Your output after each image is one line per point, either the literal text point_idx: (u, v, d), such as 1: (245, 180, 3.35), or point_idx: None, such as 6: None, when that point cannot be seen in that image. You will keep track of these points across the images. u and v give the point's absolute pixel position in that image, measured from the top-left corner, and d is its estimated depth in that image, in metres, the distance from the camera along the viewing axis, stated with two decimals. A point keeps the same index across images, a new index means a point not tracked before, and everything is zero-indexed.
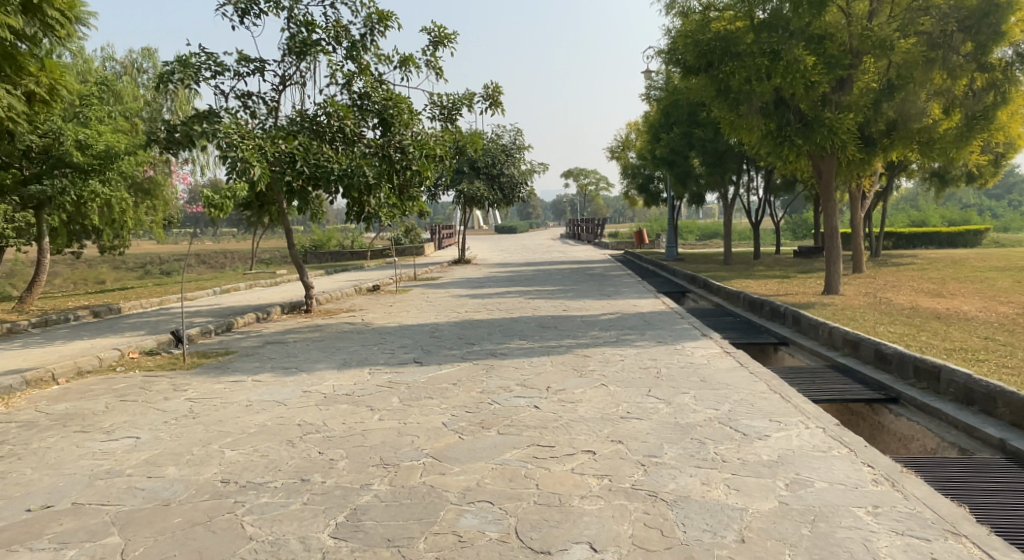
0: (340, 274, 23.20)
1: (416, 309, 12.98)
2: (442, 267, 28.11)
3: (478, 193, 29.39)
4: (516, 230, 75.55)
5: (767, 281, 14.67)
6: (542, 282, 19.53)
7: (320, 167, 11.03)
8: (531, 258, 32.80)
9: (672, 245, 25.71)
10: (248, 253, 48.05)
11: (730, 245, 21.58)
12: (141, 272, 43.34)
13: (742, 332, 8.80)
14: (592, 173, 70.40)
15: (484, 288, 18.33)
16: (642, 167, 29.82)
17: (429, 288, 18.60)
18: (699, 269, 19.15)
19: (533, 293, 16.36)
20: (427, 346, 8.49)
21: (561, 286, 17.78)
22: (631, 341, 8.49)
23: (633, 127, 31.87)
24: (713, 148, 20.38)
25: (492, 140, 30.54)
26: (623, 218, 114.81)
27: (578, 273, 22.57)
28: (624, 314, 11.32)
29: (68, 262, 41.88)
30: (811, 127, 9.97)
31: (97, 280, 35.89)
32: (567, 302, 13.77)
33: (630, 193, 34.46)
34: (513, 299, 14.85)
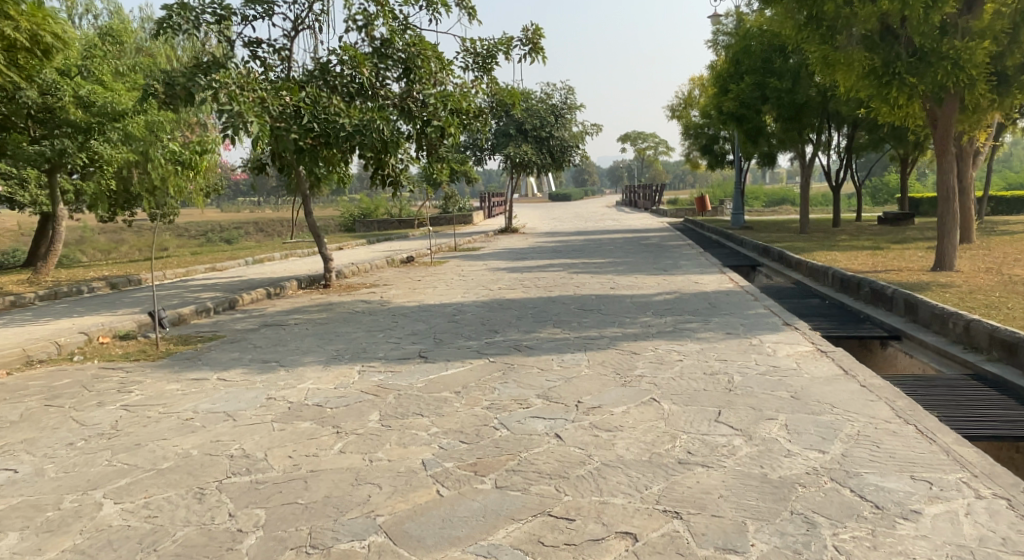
0: (381, 245, 21.97)
1: (445, 286, 11.59)
2: (488, 236, 26.66)
3: (526, 158, 27.79)
4: (572, 198, 73.56)
5: (850, 255, 12.75)
6: (592, 253, 17.91)
7: (328, 119, 9.62)
8: (584, 227, 31.08)
9: (739, 212, 23.62)
10: (299, 222, 47.68)
11: (807, 212, 19.48)
12: (197, 240, 43.37)
13: (836, 323, 7.18)
14: (650, 137, 67.98)
15: (526, 260, 16.82)
16: (707, 125, 27.58)
17: (468, 260, 17.18)
18: (769, 239, 17.23)
19: (580, 266, 14.82)
20: (443, 335, 7.05)
21: (612, 259, 16.14)
22: (692, 333, 6.89)
23: (696, 83, 29.64)
24: (791, 100, 18.21)
25: (542, 100, 28.81)
26: (684, 184, 111.48)
27: (633, 244, 20.78)
28: (683, 295, 9.67)
29: (123, 229, 41.86)
30: (924, 61, 8.76)
31: (150, 247, 35.51)
32: (617, 278, 12.18)
33: (691, 154, 32.18)
34: (556, 274, 13.35)
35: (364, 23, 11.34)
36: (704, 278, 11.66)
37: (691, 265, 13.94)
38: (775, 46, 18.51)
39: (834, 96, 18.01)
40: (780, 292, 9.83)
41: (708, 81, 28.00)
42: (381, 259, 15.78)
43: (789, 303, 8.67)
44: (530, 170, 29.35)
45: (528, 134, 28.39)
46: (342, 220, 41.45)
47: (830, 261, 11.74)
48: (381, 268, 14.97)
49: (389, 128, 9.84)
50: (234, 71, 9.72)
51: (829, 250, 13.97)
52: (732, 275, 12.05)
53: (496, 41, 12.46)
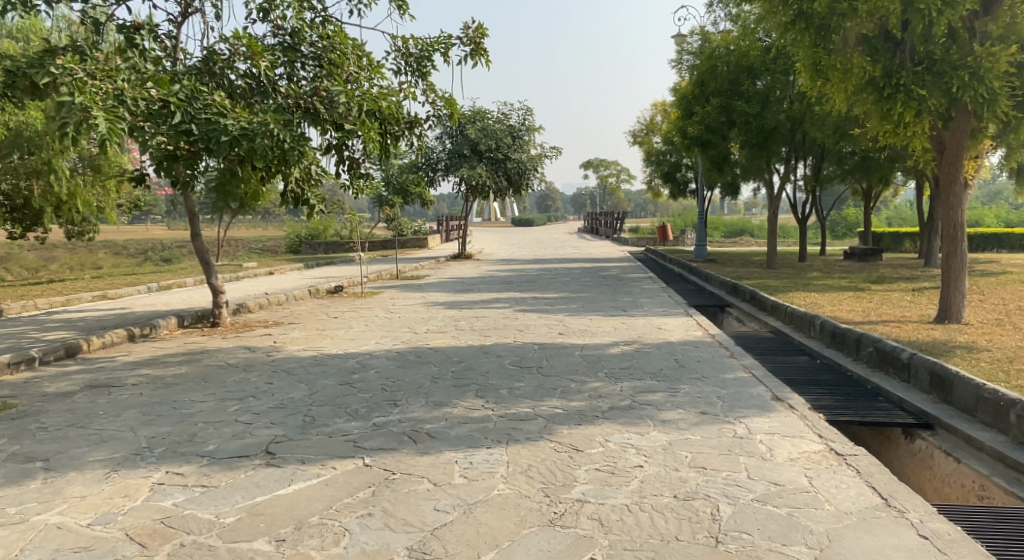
0: (315, 270, 19.96)
1: (362, 327, 9.68)
2: (437, 263, 24.80)
3: (481, 181, 26.15)
4: (534, 223, 72.27)
5: (832, 297, 11.21)
6: (544, 285, 16.17)
7: (211, 120, 7.62)
8: (542, 255, 29.45)
9: (702, 243, 22.16)
10: (247, 243, 45.32)
11: (775, 245, 18.06)
12: (136, 259, 40.71)
13: (841, 400, 5.53)
14: (612, 165, 67.49)
15: (471, 292, 15.00)
16: (671, 152, 26.27)
17: (406, 290, 15.25)
18: (737, 274, 15.78)
19: (526, 302, 13.04)
20: (317, 412, 5.14)
21: (564, 293, 14.42)
22: (655, 414, 5.13)
23: (659, 108, 28.45)
24: (759, 124, 16.96)
25: (499, 119, 27.22)
26: (645, 213, 111.53)
27: (590, 275, 19.13)
28: (643, 347, 7.95)
29: (52, 246, 38.93)
30: (934, 71, 7.48)
31: (77, 265, 32.80)
32: (566, 319, 10.44)
33: (653, 182, 30.84)
34: (497, 312, 11.55)
35: (269, 9, 9.49)
36: (669, 322, 9.98)
37: (652, 303, 12.28)
38: (743, 66, 17.17)
39: (806, 121, 16.74)
40: (757, 344, 8.22)
41: (671, 107, 26.79)
42: (302, 290, 13.78)
43: (773, 363, 7.02)
44: (485, 194, 27.71)
45: (483, 155, 26.77)
46: (288, 241, 39.18)
47: (810, 305, 10.16)
48: (300, 301, 12.99)
49: (288, 134, 7.86)
50: (89, 57, 7.62)
51: (806, 290, 12.47)
52: (699, 317, 10.44)
53: (432, 39, 10.85)
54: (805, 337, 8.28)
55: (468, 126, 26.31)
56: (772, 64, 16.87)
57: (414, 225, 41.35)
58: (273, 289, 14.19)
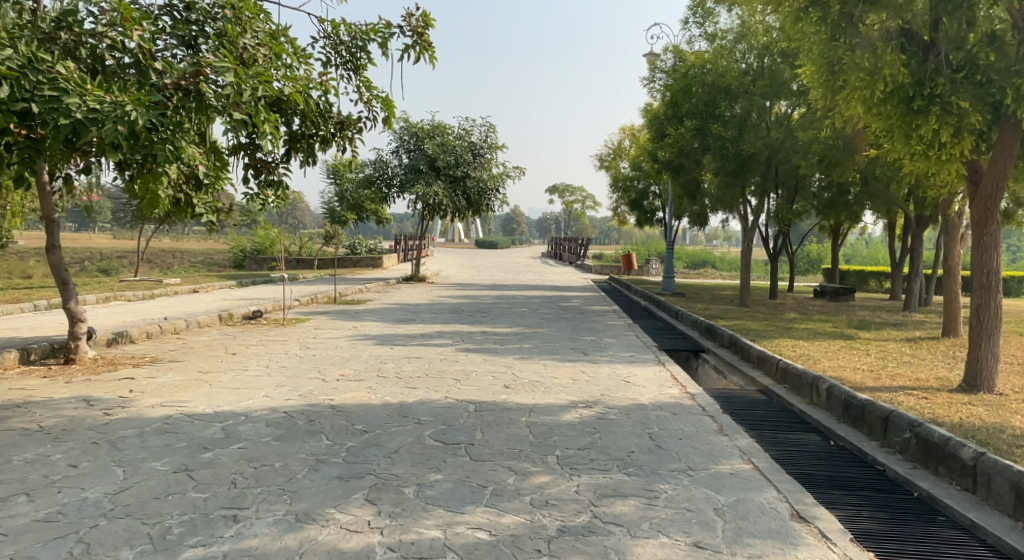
0: (244, 290, 17.93)
1: (260, 369, 7.80)
2: (384, 286, 22.92)
3: (437, 200, 24.39)
4: (497, 246, 70.64)
5: (823, 345, 9.67)
6: (496, 316, 14.43)
7: (51, 97, 5.81)
8: (500, 280, 27.74)
9: (670, 274, 20.62)
10: (193, 257, 42.98)
11: (748, 282, 16.59)
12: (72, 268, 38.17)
13: (886, 522, 3.87)
14: (577, 190, 66.54)
15: (412, 323, 13.17)
16: (639, 178, 24.78)
17: (337, 318, 13.36)
18: (709, 313, 14.23)
19: (472, 336, 11.26)
20: (102, 538, 3.33)
21: (517, 327, 12.68)
22: (625, 546, 3.42)
23: (627, 131, 27.10)
24: (735, 150, 15.17)
25: (459, 135, 25.57)
26: (609, 240, 111.04)
27: (549, 305, 17.45)
28: (607, 412, 6.23)
29: None
30: (978, 80, 5.92)
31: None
32: (513, 362, 8.69)
33: (619, 208, 29.37)
34: (434, 350, 9.76)
35: None
36: (637, 372, 8.30)
37: (617, 345, 10.60)
38: (722, 86, 15.27)
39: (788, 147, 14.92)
40: (747, 409, 6.57)
41: (640, 131, 25.43)
42: (212, 315, 11.80)
43: (775, 447, 5.36)
44: (441, 213, 25.92)
45: (440, 171, 25.00)
46: (232, 255, 36.87)
47: (803, 356, 8.58)
48: (206, 330, 11.01)
49: (154, 121, 6.06)
50: None
51: (790, 334, 10.94)
52: (670, 365, 8.79)
53: (368, 26, 9.15)
54: (804, 402, 6.68)
55: (426, 141, 24.65)
56: (752, 85, 15.26)
57: (369, 242, 39.36)
58: (178, 312, 12.15)
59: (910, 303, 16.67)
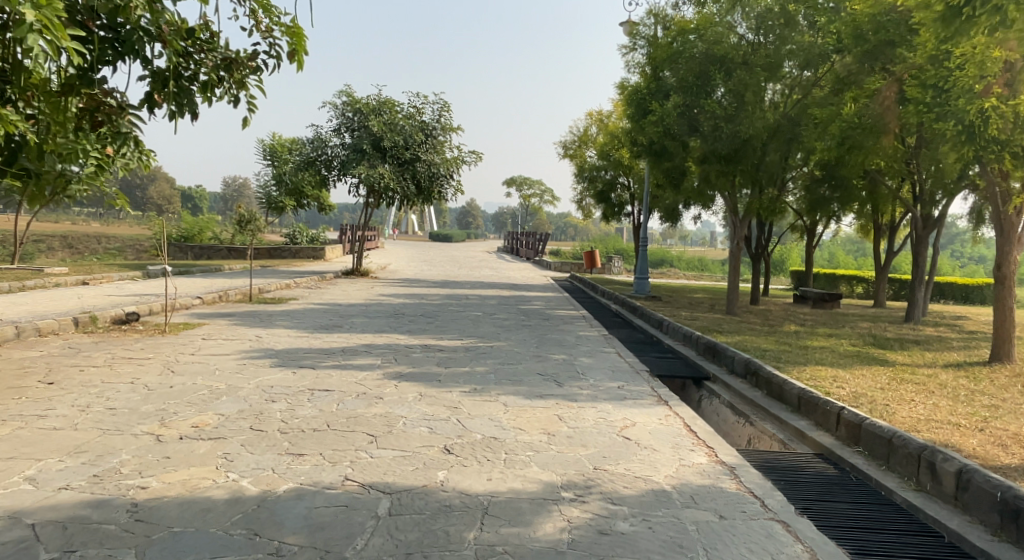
0: (142, 286, 15.00)
1: (68, 421, 5.16)
2: (320, 280, 20.13)
3: (381, 183, 21.61)
4: (452, 240, 67.73)
5: (873, 373, 7.30)
6: (443, 323, 11.83)
7: None
8: (452, 275, 25.14)
9: (643, 274, 18.23)
10: (121, 243, 39.57)
11: (738, 285, 14.15)
12: None
13: None
14: (536, 183, 64.36)
15: (335, 331, 10.51)
16: (606, 168, 22.35)
17: (240, 326, 10.61)
18: (698, 321, 11.85)
19: (407, 352, 8.62)
20: None
21: (467, 339, 10.08)
22: None
23: (595, 117, 24.61)
24: (730, 132, 12.57)
25: (410, 113, 22.73)
26: (566, 235, 109.41)
27: (508, 309, 14.91)
28: (608, 516, 3.72)
29: None
30: None
31: None
32: (459, 400, 6.11)
33: (584, 201, 26.91)
34: (351, 376, 7.11)
35: None
36: (637, 414, 5.82)
37: (597, 368, 8.11)
38: (716, 56, 12.63)
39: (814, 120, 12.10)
40: (827, 498, 4.15)
41: (611, 116, 23.04)
42: (65, 320, 9.57)
43: None
44: (388, 200, 23.09)
45: (386, 153, 22.19)
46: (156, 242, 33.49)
47: (864, 390, 6.18)
48: (47, 341, 8.77)
49: None
50: None
51: (814, 353, 8.60)
52: (674, 404, 6.24)
53: None
54: (911, 491, 4.18)
55: (371, 118, 21.82)
56: (749, 57, 12.76)
57: (311, 231, 36.33)
58: (27, 314, 9.97)
59: (914, 313, 14.52)
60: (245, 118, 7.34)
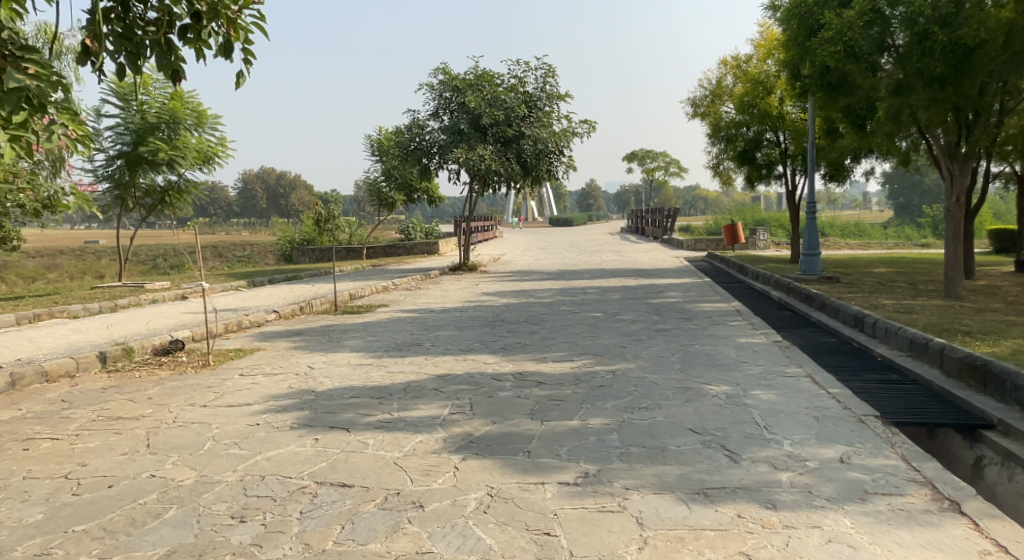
0: (227, 298, 13.12)
1: None
2: (424, 279, 18.08)
3: (482, 167, 19.18)
4: (573, 224, 65.16)
5: None
6: (551, 335, 9.18)
7: None
8: (574, 264, 22.47)
9: (808, 250, 14.72)
10: (252, 249, 39.95)
11: (958, 258, 10.94)
12: (127, 264, 35.72)
13: None
14: (660, 156, 60.22)
15: (408, 353, 8.11)
16: (748, 123, 18.79)
17: (297, 349, 8.34)
18: (907, 319, 8.52)
19: (492, 395, 6.04)
20: None
21: (580, 365, 7.38)
22: None
23: (729, 66, 20.94)
24: (947, 40, 9.41)
25: (515, 84, 20.24)
26: (697, 210, 103.74)
27: (635, 305, 12.06)
28: None
29: (30, 256, 34.45)
30: None
31: (35, 276, 27.76)
32: (555, 507, 3.52)
33: (722, 165, 23.21)
34: (393, 446, 4.61)
35: None
36: None
37: (783, 418, 5.25)
38: None
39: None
40: None
41: (752, 63, 19.38)
42: (87, 358, 7.25)
43: None
44: (494, 185, 20.65)
45: (487, 131, 19.78)
46: (278, 247, 32.95)
47: None
48: (49, 390, 6.48)
49: None
50: None
51: None
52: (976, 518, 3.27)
53: None
54: None
55: (469, 93, 19.45)
56: None
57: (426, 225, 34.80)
58: (52, 351, 7.83)
59: None
60: (242, 76, 5.33)
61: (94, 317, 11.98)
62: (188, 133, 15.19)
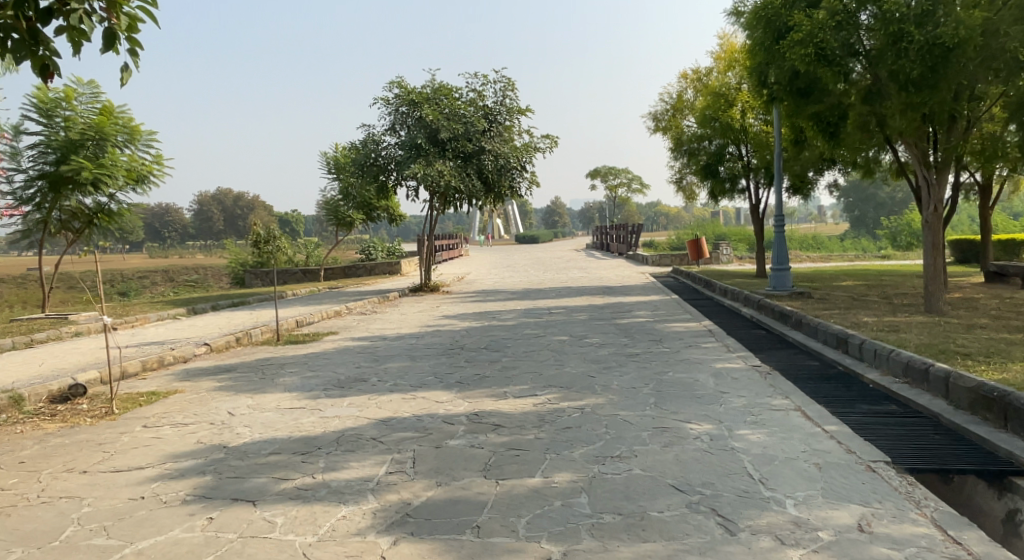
0: (158, 329, 12.00)
1: None
2: (379, 302, 17.08)
3: (440, 183, 18.33)
4: (537, 241, 64.60)
5: None
6: (512, 365, 8.29)
7: None
8: (539, 282, 21.68)
9: (779, 265, 14.11)
10: (205, 273, 38.41)
11: (937, 269, 10.41)
12: (71, 290, 33.95)
13: None
14: (622, 172, 60.10)
15: (350, 391, 7.14)
16: (710, 136, 18.30)
17: (223, 390, 7.31)
18: (897, 339, 7.84)
19: (440, 445, 5.12)
20: None
21: (543, 402, 6.49)
22: None
23: (691, 79, 20.51)
24: (925, 39, 8.87)
25: (473, 97, 19.49)
26: (660, 226, 104.23)
27: (603, 327, 11.25)
28: None
29: None
30: None
31: None
32: None
33: (685, 180, 22.70)
34: (308, 526, 3.66)
35: None
36: None
37: (782, 470, 4.45)
38: None
39: None
40: None
41: (713, 75, 18.96)
42: None
43: None
44: (454, 202, 19.81)
45: (445, 147, 18.97)
46: (231, 271, 31.56)
47: None
48: None
49: None
50: None
51: None
52: None
53: None
54: None
55: (425, 107, 18.64)
56: None
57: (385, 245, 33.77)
58: None
59: None
60: (130, 72, 4.40)
61: (5, 354, 10.75)
62: (118, 150, 14.12)
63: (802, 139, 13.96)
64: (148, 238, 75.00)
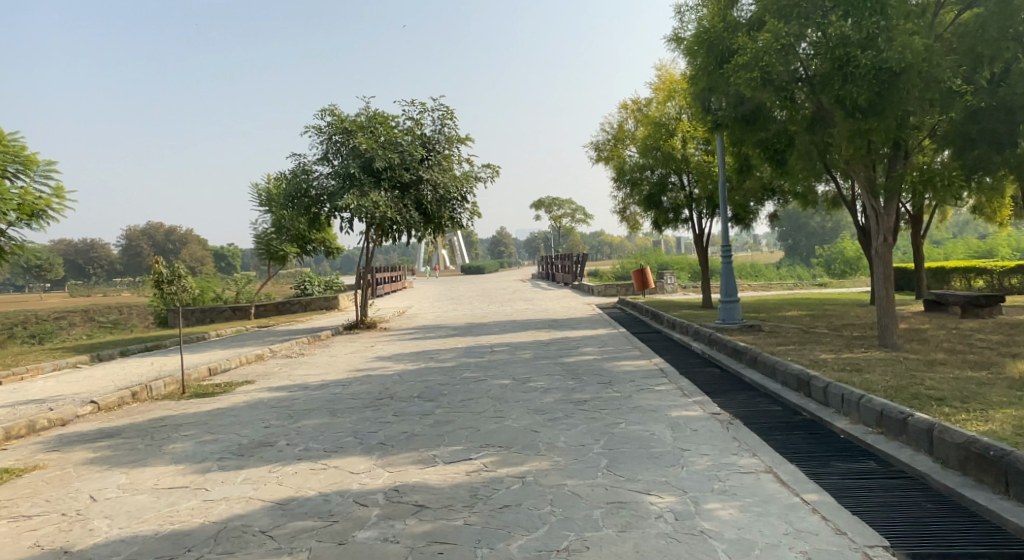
0: (48, 382, 10.63)
1: None
2: (309, 342, 15.89)
3: (376, 215, 17.33)
4: (483, 272, 63.79)
5: None
6: (446, 420, 7.31)
7: None
8: (482, 316, 20.78)
9: (728, 296, 13.54)
10: (133, 311, 36.28)
11: (891, 301, 9.91)
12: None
13: None
14: (566, 203, 59.96)
15: (252, 458, 6.06)
16: (652, 166, 17.84)
17: (98, 461, 6.14)
18: (866, 382, 7.15)
19: (345, 541, 4.12)
20: None
21: (478, 469, 5.54)
22: None
23: (632, 108, 20.12)
24: (870, 63, 8.41)
25: (409, 126, 18.64)
26: (604, 255, 104.75)
27: (548, 368, 10.37)
28: None
29: None
30: None
31: None
32: None
33: (628, 210, 22.22)
34: None
35: None
36: None
37: None
38: None
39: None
40: None
41: (655, 104, 18.59)
42: None
43: None
44: (392, 234, 18.84)
45: (380, 177, 18.02)
46: (157, 309, 29.75)
47: None
48: None
49: None
50: None
51: None
52: None
53: None
54: None
55: (357, 136, 17.70)
56: None
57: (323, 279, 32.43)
58: None
59: None
60: None
61: None
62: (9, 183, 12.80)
63: (747, 167, 13.51)
64: (73, 274, 71.25)
